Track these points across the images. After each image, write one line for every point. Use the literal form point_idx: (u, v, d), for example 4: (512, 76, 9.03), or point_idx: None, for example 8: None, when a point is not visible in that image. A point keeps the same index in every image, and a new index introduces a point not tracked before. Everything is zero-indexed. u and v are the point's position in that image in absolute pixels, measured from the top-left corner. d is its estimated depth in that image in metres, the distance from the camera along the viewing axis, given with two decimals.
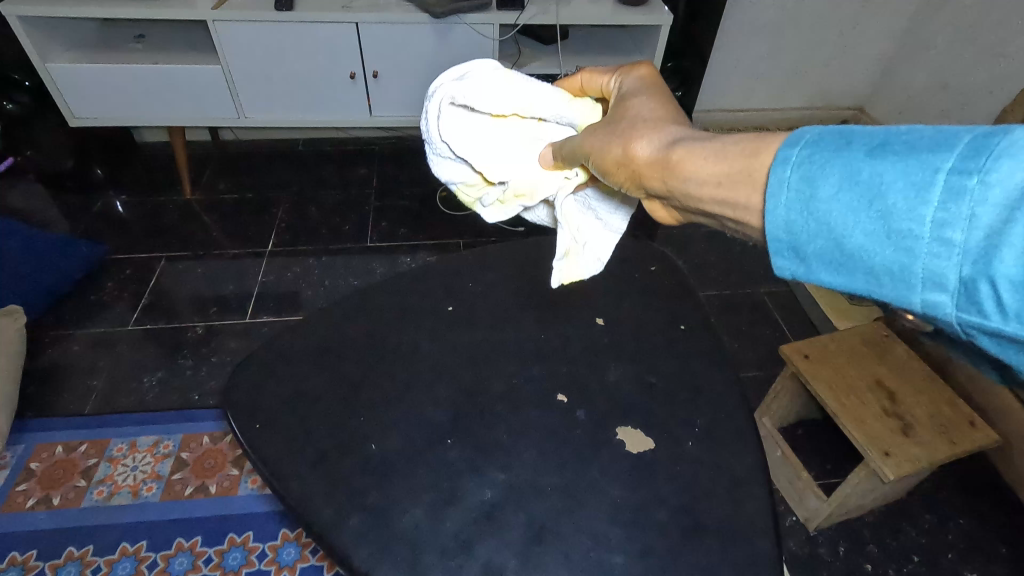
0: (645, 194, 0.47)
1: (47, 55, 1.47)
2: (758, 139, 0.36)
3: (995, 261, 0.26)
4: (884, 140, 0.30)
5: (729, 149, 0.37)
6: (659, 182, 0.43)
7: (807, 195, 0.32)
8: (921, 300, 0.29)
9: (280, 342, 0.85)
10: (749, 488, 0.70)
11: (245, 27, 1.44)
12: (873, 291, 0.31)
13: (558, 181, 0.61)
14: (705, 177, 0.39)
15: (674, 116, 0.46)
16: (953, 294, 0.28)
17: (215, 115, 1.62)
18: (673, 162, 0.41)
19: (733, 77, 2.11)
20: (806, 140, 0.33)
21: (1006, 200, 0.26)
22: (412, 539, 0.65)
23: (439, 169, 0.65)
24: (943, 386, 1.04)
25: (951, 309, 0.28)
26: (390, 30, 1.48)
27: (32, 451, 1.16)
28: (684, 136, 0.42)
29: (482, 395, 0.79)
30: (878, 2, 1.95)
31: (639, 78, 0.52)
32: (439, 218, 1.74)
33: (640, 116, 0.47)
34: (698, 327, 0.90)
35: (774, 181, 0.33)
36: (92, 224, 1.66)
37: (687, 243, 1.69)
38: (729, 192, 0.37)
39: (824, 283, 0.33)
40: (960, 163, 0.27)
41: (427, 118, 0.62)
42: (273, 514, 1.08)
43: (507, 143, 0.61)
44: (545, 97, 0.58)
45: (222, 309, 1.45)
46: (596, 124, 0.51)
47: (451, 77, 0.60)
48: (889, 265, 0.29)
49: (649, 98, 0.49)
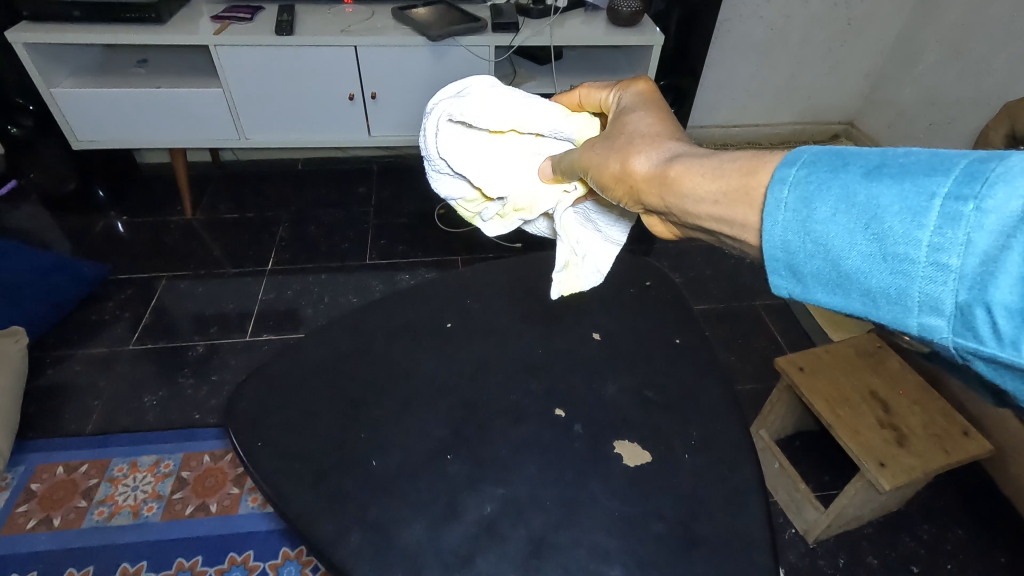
0: (644, 209, 0.48)
1: (51, 80, 1.50)
2: (754, 157, 0.37)
3: (991, 287, 0.28)
4: (881, 164, 0.32)
5: (726, 167, 0.38)
6: (659, 199, 0.44)
7: (805, 215, 0.33)
8: (918, 323, 0.31)
9: (281, 360, 0.87)
10: (745, 500, 0.71)
11: (246, 51, 1.47)
12: (871, 311, 0.33)
13: (558, 195, 0.63)
14: (704, 194, 0.40)
15: (671, 132, 0.48)
16: (949, 317, 0.29)
17: (215, 137, 1.64)
18: (671, 178, 0.42)
19: (725, 94, 2.15)
20: (804, 161, 0.34)
21: (1001, 227, 0.27)
22: (412, 554, 0.66)
23: (439, 185, 0.68)
24: (936, 397, 1.06)
25: (947, 332, 0.30)
26: (387, 53, 1.51)
27: (32, 472, 1.16)
28: (682, 153, 0.44)
29: (481, 410, 0.81)
30: (865, 20, 2.00)
31: (637, 93, 0.54)
32: (437, 235, 1.76)
33: (638, 132, 0.49)
34: (693, 341, 0.91)
35: (772, 201, 0.35)
36: (92, 245, 1.68)
37: (682, 258, 1.71)
38: (728, 209, 0.38)
39: (822, 301, 0.34)
40: (956, 189, 0.28)
41: (426, 136, 0.64)
42: (273, 532, 1.08)
43: (506, 158, 0.64)
44: (542, 112, 0.61)
45: (223, 328, 1.46)
46: (594, 139, 0.53)
47: (450, 94, 0.63)
48: (886, 288, 0.31)
49: (648, 114, 0.51)
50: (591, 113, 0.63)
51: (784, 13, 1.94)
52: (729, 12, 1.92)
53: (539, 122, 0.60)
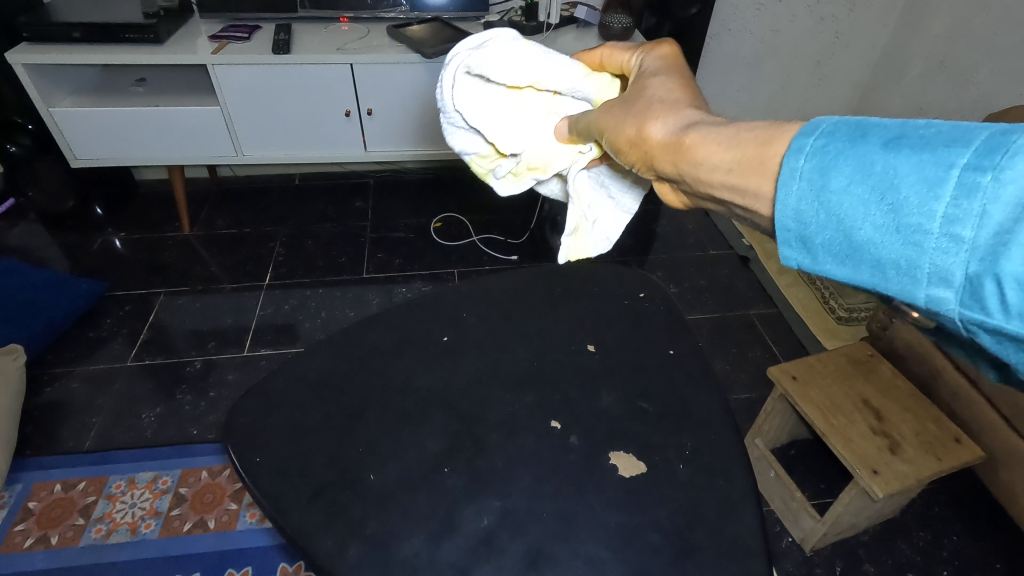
0: (657, 177, 0.49)
1: (51, 99, 1.52)
2: (772, 127, 0.38)
3: (1003, 260, 0.27)
4: (900, 133, 0.32)
5: (742, 135, 0.40)
6: (672, 166, 0.45)
7: (819, 181, 0.34)
8: (925, 296, 0.31)
9: (280, 375, 0.88)
10: (740, 509, 0.72)
11: (243, 69, 1.50)
12: (879, 283, 0.33)
13: (573, 155, 0.64)
14: (717, 163, 0.41)
15: (690, 100, 0.49)
16: (958, 289, 0.29)
17: (213, 154, 1.66)
18: (686, 145, 0.43)
19: (717, 106, 2.18)
20: (822, 130, 0.35)
21: (1017, 199, 0.27)
22: (411, 567, 0.66)
23: (454, 139, 0.68)
24: (928, 404, 1.07)
25: (955, 305, 0.30)
26: (383, 70, 1.54)
27: (30, 490, 1.16)
28: (699, 121, 0.45)
29: (477, 423, 0.81)
30: (852, 33, 2.04)
31: (661, 56, 0.55)
32: (434, 249, 1.78)
33: (656, 97, 0.50)
34: (686, 352, 0.93)
35: (787, 170, 0.35)
36: (91, 262, 1.69)
37: (677, 268, 1.73)
38: (740, 179, 0.39)
39: (831, 270, 0.35)
40: (975, 160, 0.29)
41: (442, 88, 0.65)
42: (272, 547, 1.09)
43: (522, 115, 0.65)
44: (561, 71, 0.61)
45: (221, 343, 1.47)
46: (613, 102, 0.54)
47: (470, 45, 0.62)
48: (895, 258, 0.31)
49: (672, 79, 0.52)
50: (612, 74, 0.62)
51: (773, 27, 1.98)
52: (719, 27, 1.96)
53: (557, 80, 0.61)
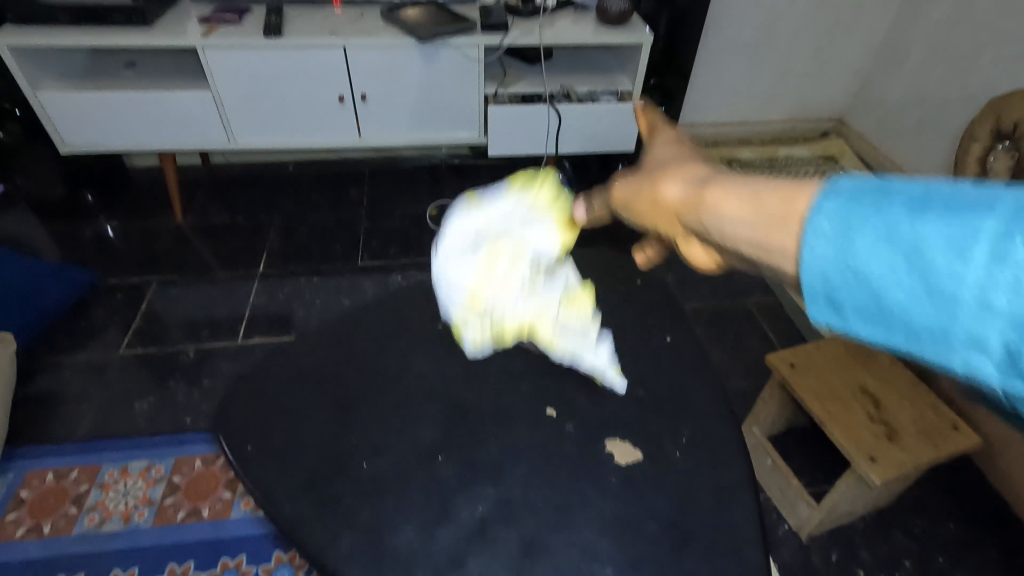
0: (672, 233, 0.43)
1: (38, 84, 1.49)
2: (788, 183, 0.33)
3: None
4: (929, 197, 0.27)
5: (765, 193, 0.33)
6: (689, 224, 0.39)
7: (839, 244, 0.28)
8: (964, 363, 0.26)
9: (271, 364, 0.86)
10: (736, 498, 0.72)
11: (234, 53, 1.47)
12: (914, 347, 0.27)
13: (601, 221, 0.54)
14: (732, 221, 0.35)
15: (704, 161, 0.44)
16: (997, 359, 0.25)
17: (205, 140, 1.63)
18: (701, 205, 0.38)
19: (716, 92, 2.15)
20: (840, 193, 0.29)
21: None
22: (404, 556, 0.66)
23: None
24: (926, 391, 1.06)
25: (998, 376, 0.25)
26: (377, 54, 1.51)
27: (22, 479, 1.16)
28: (713, 177, 0.39)
29: (472, 412, 0.80)
30: (853, 18, 2.01)
31: (670, 133, 0.53)
32: (430, 237, 1.76)
33: (670, 161, 0.45)
34: (684, 339, 0.92)
35: (805, 231, 0.30)
36: (82, 250, 1.67)
37: (675, 256, 1.71)
38: (761, 235, 0.32)
39: (866, 336, 0.29)
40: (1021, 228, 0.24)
41: None
42: (266, 536, 1.08)
43: None
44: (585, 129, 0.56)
45: (214, 332, 1.45)
46: (625, 171, 0.50)
47: None
48: (940, 328, 0.26)
49: (681, 148, 0.49)
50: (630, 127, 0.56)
51: (774, 11, 1.95)
52: (718, 11, 1.93)
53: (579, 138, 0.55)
